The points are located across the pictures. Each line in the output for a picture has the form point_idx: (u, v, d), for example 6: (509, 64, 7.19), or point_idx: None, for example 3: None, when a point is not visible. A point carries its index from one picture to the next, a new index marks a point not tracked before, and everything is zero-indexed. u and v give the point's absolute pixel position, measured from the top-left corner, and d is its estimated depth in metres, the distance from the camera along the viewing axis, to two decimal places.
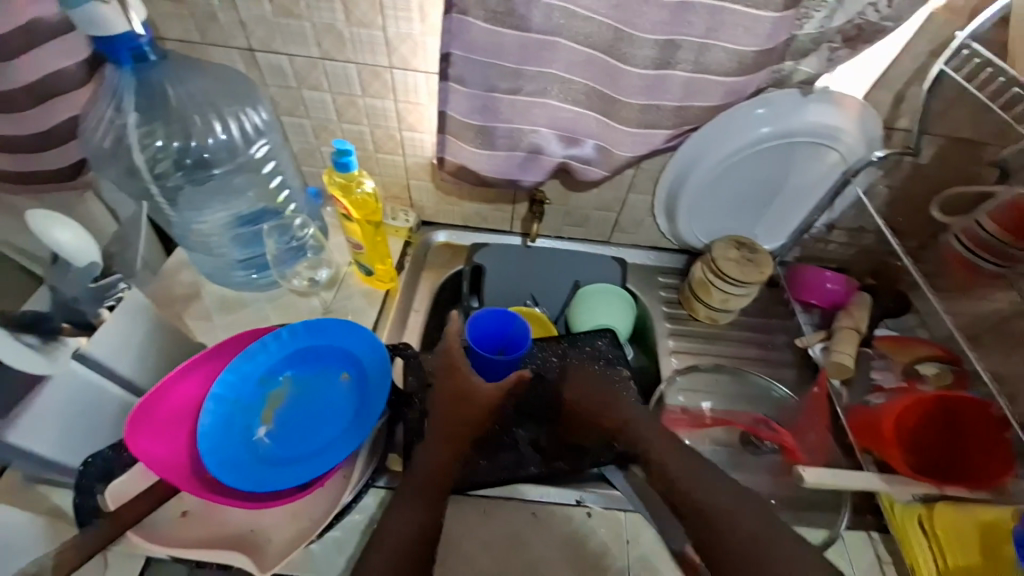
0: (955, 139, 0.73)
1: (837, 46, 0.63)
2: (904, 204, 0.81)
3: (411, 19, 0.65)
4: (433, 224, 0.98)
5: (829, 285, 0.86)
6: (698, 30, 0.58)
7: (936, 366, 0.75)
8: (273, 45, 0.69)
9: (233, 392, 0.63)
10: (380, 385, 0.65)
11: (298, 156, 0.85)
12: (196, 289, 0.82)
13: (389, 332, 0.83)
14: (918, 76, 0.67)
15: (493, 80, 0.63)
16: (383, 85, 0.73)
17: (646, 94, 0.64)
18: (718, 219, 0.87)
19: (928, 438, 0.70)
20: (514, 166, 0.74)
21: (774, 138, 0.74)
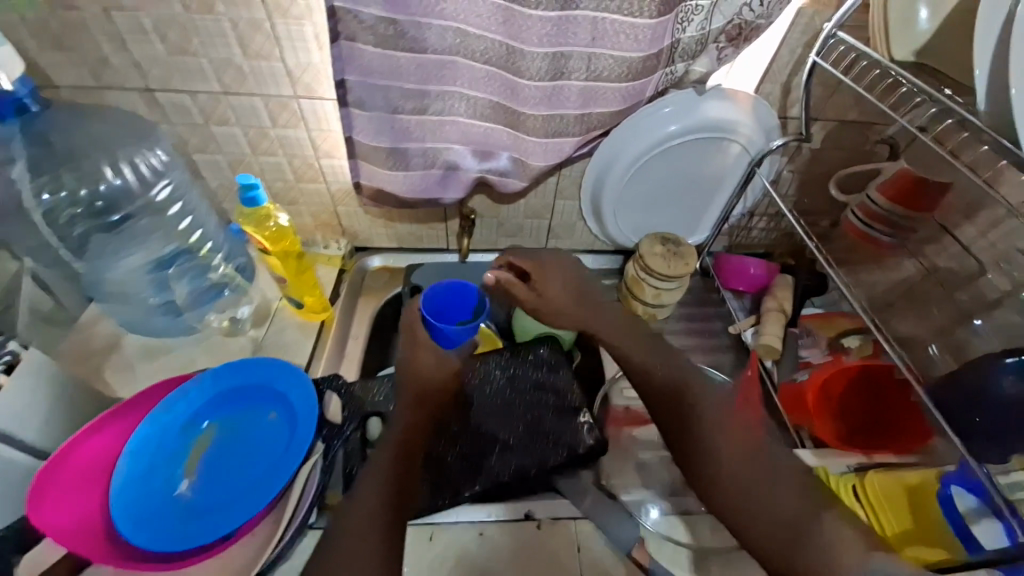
0: (842, 122, 0.78)
1: (722, 46, 0.67)
2: (809, 186, 0.87)
3: (308, 48, 0.65)
4: (367, 249, 0.97)
5: (753, 269, 0.89)
6: (583, 39, 0.61)
7: (858, 338, 0.80)
8: (172, 84, 0.68)
9: (150, 444, 0.60)
10: (308, 418, 0.63)
11: (218, 193, 0.83)
12: (115, 341, 0.78)
13: (325, 365, 0.80)
14: (800, 67, 0.72)
15: (396, 102, 0.64)
16: (292, 115, 0.73)
17: (547, 104, 0.67)
18: (644, 218, 0.90)
19: (850, 404, 0.73)
20: (433, 184, 0.75)
21: (682, 136, 0.77)
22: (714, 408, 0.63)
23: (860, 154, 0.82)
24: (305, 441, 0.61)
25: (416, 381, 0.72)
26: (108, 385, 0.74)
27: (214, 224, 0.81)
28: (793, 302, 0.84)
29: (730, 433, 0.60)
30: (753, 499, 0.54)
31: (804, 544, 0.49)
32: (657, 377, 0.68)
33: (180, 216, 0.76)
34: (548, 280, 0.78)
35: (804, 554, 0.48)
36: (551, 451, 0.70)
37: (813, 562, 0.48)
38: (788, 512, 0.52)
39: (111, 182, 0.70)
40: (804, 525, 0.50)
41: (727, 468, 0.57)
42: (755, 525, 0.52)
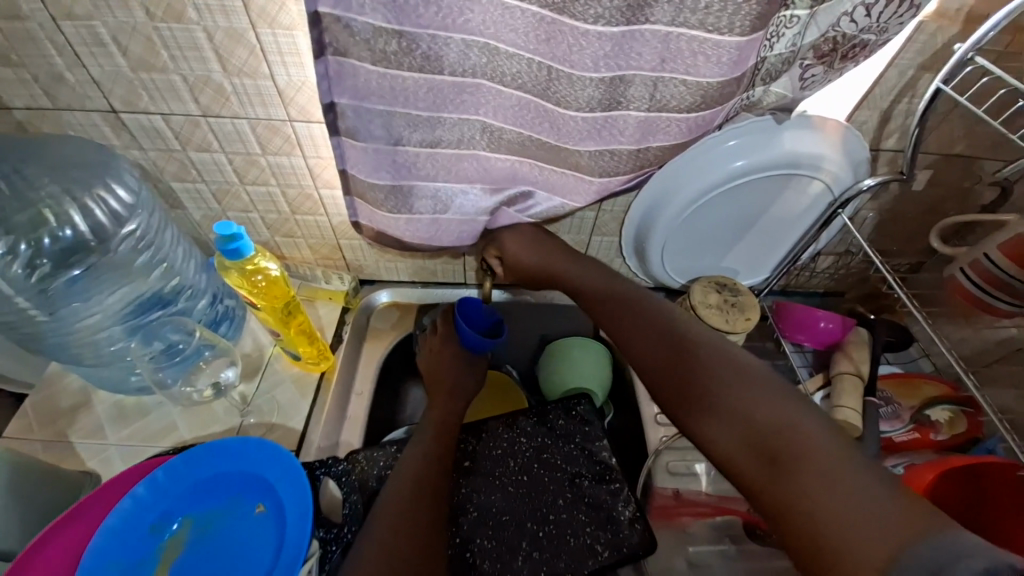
0: (946, 156, 0.65)
1: (809, 64, 0.54)
2: (892, 226, 0.74)
3: (303, 64, 0.53)
4: (375, 282, 0.85)
5: (823, 323, 0.77)
6: (650, 61, 0.47)
7: (947, 410, 0.68)
8: (140, 104, 0.57)
9: (114, 554, 0.51)
10: (298, 523, 0.53)
11: (201, 225, 0.72)
12: (85, 397, 0.68)
13: (322, 435, 0.69)
14: (908, 92, 0.59)
15: (399, 131, 0.51)
16: (285, 140, 0.61)
17: (595, 139, 0.54)
18: (695, 258, 0.78)
19: (954, 502, 0.57)
20: (443, 232, 0.63)
21: (751, 172, 0.64)
22: (756, 367, 0.48)
23: (957, 193, 0.69)
24: (295, 558, 0.51)
25: (441, 394, 0.70)
26: (75, 454, 0.64)
27: (195, 266, 0.70)
28: (871, 364, 0.72)
29: (754, 382, 0.46)
30: (759, 412, 0.44)
31: (801, 466, 0.39)
32: (685, 342, 0.53)
33: (151, 264, 0.65)
34: (574, 273, 0.67)
35: (795, 485, 0.38)
36: (588, 552, 0.62)
37: (811, 486, 0.38)
38: (775, 416, 0.42)
39: (58, 233, 0.60)
40: (804, 445, 0.40)
41: (748, 393, 0.45)
42: (765, 445, 0.42)
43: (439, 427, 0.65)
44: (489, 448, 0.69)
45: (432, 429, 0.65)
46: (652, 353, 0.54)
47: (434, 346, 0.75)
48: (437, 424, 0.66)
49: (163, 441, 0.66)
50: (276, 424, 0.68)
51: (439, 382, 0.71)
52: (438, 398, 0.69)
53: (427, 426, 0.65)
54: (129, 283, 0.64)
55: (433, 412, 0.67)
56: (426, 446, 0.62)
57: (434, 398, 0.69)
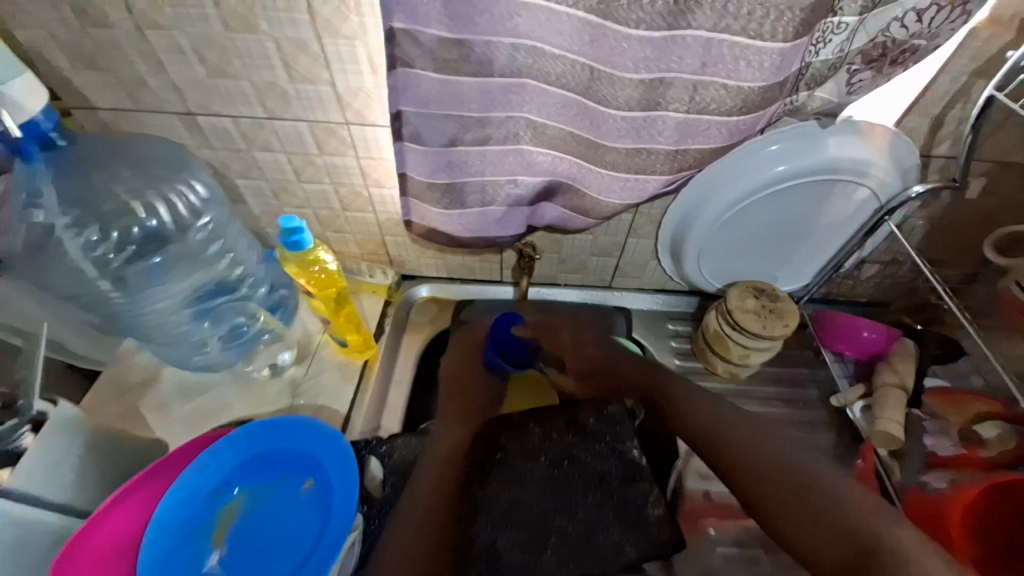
0: (1004, 164, 0.62)
1: (856, 68, 0.53)
2: (943, 236, 0.71)
3: (360, 71, 0.57)
4: (415, 278, 0.89)
5: (866, 332, 0.75)
6: (691, 65, 0.48)
7: (997, 428, 0.64)
8: (213, 107, 0.62)
9: (180, 513, 0.56)
10: (345, 499, 0.57)
11: (260, 219, 0.78)
12: (152, 375, 0.74)
13: (364, 421, 0.73)
14: (961, 97, 0.58)
15: (455, 133, 0.55)
16: (340, 142, 0.65)
17: (633, 138, 0.55)
18: (732, 262, 0.77)
19: (1000, 521, 0.56)
20: (491, 224, 0.66)
21: (792, 177, 0.64)
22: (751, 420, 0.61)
23: (1013, 202, 0.66)
24: (344, 526, 0.56)
25: (458, 420, 0.73)
26: (144, 425, 0.70)
27: (256, 256, 0.76)
28: (914, 376, 0.70)
29: (756, 435, 0.58)
30: (743, 444, 0.58)
31: (821, 508, 0.50)
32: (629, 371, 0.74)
33: (219, 254, 0.71)
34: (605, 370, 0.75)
35: (824, 519, 0.49)
36: (618, 549, 0.61)
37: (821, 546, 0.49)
38: (792, 459, 0.55)
39: (145, 223, 0.64)
40: (800, 475, 0.53)
41: (758, 437, 0.58)
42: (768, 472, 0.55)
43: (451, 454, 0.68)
44: (519, 443, 0.66)
45: (445, 456, 0.69)
46: (700, 401, 0.65)
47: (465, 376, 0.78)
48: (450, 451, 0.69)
49: (221, 418, 0.71)
50: (322, 407, 0.73)
51: (461, 405, 0.75)
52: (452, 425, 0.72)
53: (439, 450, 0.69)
54: (198, 271, 0.69)
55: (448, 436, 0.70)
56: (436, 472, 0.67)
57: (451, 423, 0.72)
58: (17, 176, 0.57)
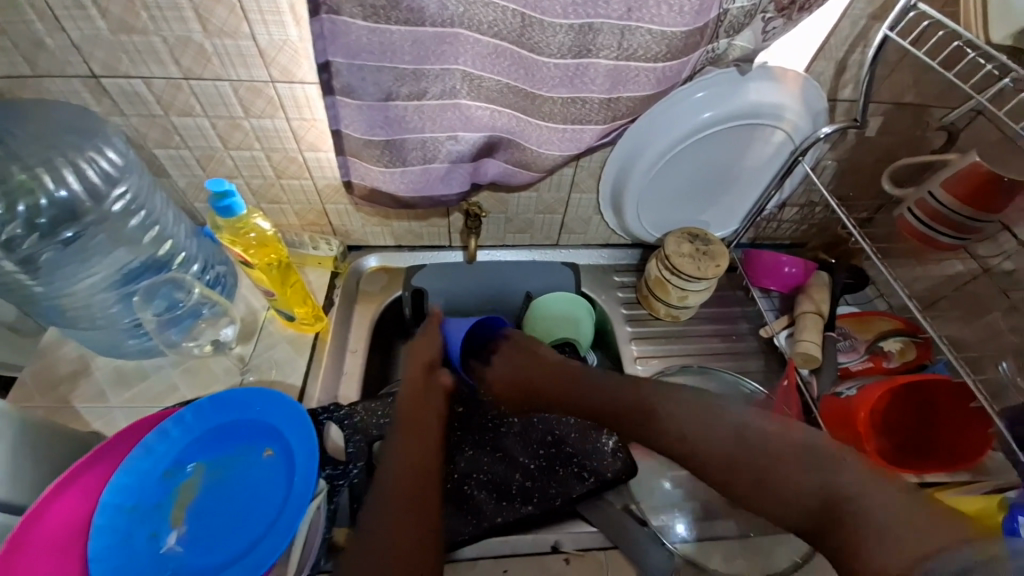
0: (898, 105, 0.69)
1: (771, 17, 0.56)
2: (852, 175, 0.79)
3: (283, 22, 0.54)
4: (362, 248, 0.88)
5: (788, 268, 0.82)
6: (616, 11, 0.50)
7: (899, 341, 0.74)
8: (120, 68, 0.57)
9: (132, 497, 0.55)
10: (307, 461, 0.57)
11: (187, 193, 0.73)
12: (83, 364, 0.70)
13: (321, 390, 0.72)
14: (859, 42, 0.63)
15: (389, 86, 0.53)
16: (268, 102, 0.62)
17: (567, 86, 0.56)
18: (667, 211, 0.82)
19: (900, 416, 0.65)
20: (434, 182, 0.65)
21: (716, 123, 0.68)
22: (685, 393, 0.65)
23: (909, 141, 0.73)
24: (308, 483, 0.56)
25: (414, 432, 0.64)
26: (80, 417, 0.66)
27: (185, 230, 0.72)
28: (831, 303, 0.78)
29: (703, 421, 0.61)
30: (692, 429, 0.61)
31: (779, 471, 0.55)
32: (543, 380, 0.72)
33: (143, 227, 0.67)
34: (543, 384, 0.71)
35: (811, 476, 0.53)
36: (575, 479, 0.67)
37: (793, 477, 0.54)
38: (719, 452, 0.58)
39: (53, 193, 0.61)
40: (776, 470, 0.55)
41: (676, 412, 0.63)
42: (725, 457, 0.58)
43: (414, 470, 0.60)
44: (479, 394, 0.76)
45: (407, 474, 0.59)
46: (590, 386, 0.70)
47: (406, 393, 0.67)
48: (409, 467, 0.60)
49: (165, 402, 0.68)
50: (275, 381, 0.71)
51: (414, 420, 0.65)
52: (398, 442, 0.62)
53: (392, 470, 0.60)
54: (118, 249, 0.66)
55: (400, 454, 0.61)
56: (395, 502, 0.56)
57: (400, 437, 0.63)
58: None
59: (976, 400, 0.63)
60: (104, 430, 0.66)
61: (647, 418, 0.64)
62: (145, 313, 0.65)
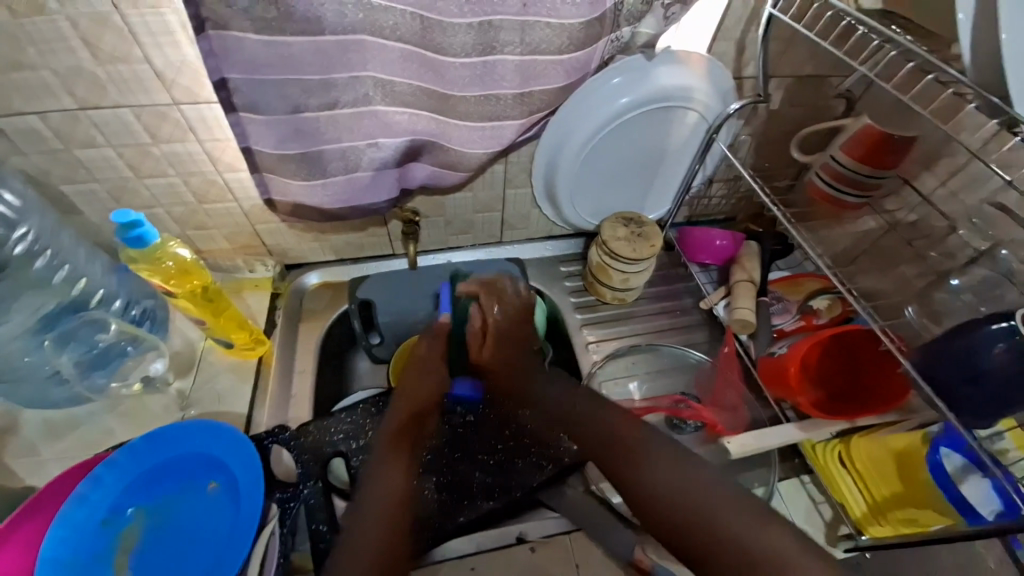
0: (798, 78, 0.73)
1: (669, 4, 0.57)
2: (768, 147, 0.83)
3: (178, 43, 0.52)
4: (302, 266, 0.86)
5: (719, 241, 0.86)
6: (514, 7, 0.51)
7: (826, 299, 0.78)
8: (8, 104, 0.54)
9: (68, 549, 0.52)
10: (252, 488, 0.56)
11: (104, 228, 0.70)
12: (7, 421, 0.65)
13: (270, 415, 0.70)
14: (753, 21, 0.67)
15: (297, 99, 0.52)
16: (176, 126, 0.60)
17: (479, 85, 0.57)
18: (601, 197, 0.84)
19: (828, 367, 0.69)
20: (361, 191, 0.65)
21: (633, 108, 0.70)
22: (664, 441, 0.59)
23: (814, 111, 0.78)
24: (255, 508, 0.55)
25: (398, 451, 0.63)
26: (9, 474, 0.62)
27: (102, 266, 0.68)
28: (762, 270, 0.82)
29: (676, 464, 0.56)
30: (670, 480, 0.55)
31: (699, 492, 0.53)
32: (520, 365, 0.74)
33: (51, 268, 0.63)
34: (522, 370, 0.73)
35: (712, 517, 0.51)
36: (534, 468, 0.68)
37: (695, 519, 0.51)
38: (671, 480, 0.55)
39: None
40: (712, 516, 0.51)
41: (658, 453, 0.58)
42: (683, 518, 0.52)
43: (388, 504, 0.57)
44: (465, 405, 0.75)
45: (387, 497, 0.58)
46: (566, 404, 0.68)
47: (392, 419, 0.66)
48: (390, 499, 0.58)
49: (103, 448, 0.65)
50: (220, 412, 0.68)
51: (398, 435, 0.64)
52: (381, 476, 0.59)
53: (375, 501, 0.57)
54: (26, 295, 0.62)
55: (388, 476, 0.60)
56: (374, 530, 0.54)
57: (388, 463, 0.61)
58: None
59: (881, 342, 0.66)
60: (37, 486, 0.62)
61: (631, 460, 0.58)
62: None
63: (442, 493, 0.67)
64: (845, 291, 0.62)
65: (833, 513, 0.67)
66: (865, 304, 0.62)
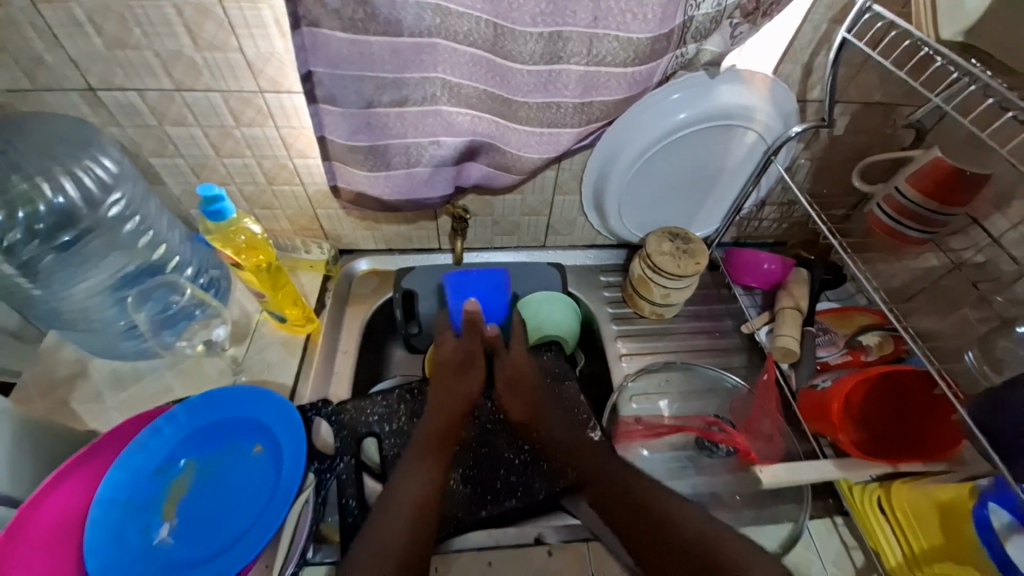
0: (866, 104, 0.71)
1: (737, 22, 0.57)
2: (827, 174, 0.81)
3: (269, 36, 0.57)
4: (354, 252, 0.90)
5: (767, 265, 0.85)
6: (584, 19, 0.52)
7: (877, 335, 0.76)
8: (116, 81, 0.60)
9: (125, 490, 0.57)
10: (294, 454, 0.60)
11: (182, 200, 0.76)
12: (82, 367, 0.72)
13: (312, 389, 0.74)
14: (824, 45, 0.66)
15: (370, 94, 0.56)
16: (257, 112, 0.65)
17: (542, 92, 0.59)
18: (649, 210, 0.84)
19: (871, 406, 0.67)
20: (418, 185, 0.68)
21: (690, 125, 0.70)
22: None
23: (881, 140, 0.75)
24: (295, 476, 0.58)
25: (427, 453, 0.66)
26: (77, 416, 0.68)
27: (179, 235, 0.75)
28: (810, 299, 0.80)
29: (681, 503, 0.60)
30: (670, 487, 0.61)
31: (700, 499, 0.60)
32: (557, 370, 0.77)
33: (137, 233, 0.70)
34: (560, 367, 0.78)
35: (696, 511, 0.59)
36: (555, 475, 0.67)
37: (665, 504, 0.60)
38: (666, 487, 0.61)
39: (52, 200, 0.63)
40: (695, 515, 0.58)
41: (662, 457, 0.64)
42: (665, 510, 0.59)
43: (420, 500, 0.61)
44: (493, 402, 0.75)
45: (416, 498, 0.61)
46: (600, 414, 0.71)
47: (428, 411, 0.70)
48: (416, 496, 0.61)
49: (160, 402, 0.70)
50: (267, 381, 0.73)
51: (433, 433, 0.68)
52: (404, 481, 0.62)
53: (404, 499, 0.60)
54: (114, 254, 0.69)
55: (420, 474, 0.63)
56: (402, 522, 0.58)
57: (421, 463, 0.64)
58: None
59: (937, 386, 0.64)
60: (101, 429, 0.68)
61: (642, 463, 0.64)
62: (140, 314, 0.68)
63: (462, 484, 0.67)
64: (899, 328, 0.60)
65: (866, 560, 0.64)
66: (920, 341, 0.60)
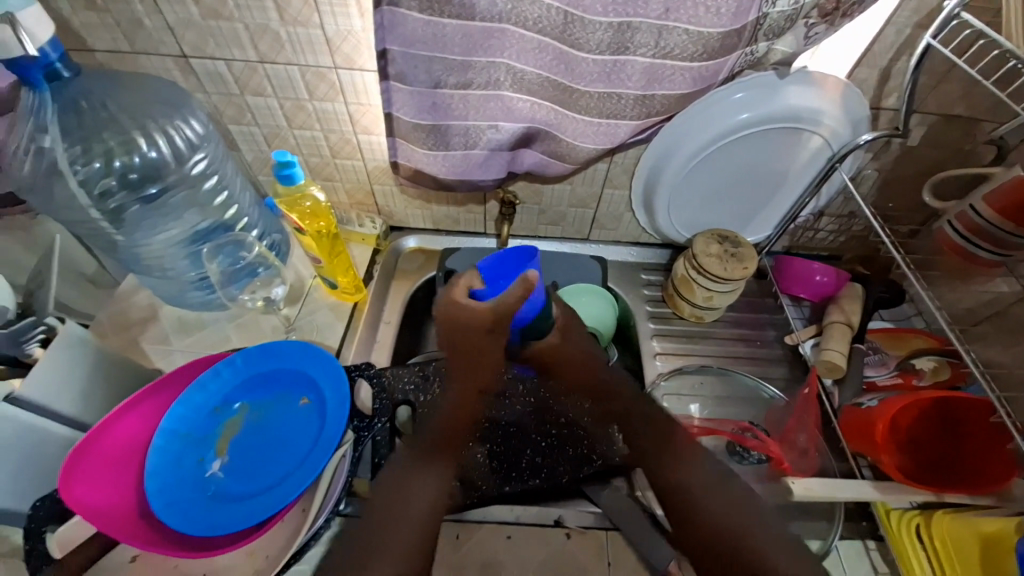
0: (946, 116, 0.68)
1: (813, 22, 0.56)
2: (894, 188, 0.77)
3: (349, 14, 0.60)
4: (403, 230, 0.94)
5: (819, 277, 0.82)
6: (655, 10, 0.53)
7: (932, 360, 0.72)
8: (207, 50, 0.65)
9: (185, 424, 0.62)
10: (337, 410, 0.63)
11: (253, 166, 0.82)
12: (153, 311, 0.79)
13: (355, 354, 0.78)
14: (906, 50, 0.63)
15: (437, 74, 0.58)
16: (330, 87, 0.68)
17: (604, 82, 0.59)
18: (699, 211, 0.83)
19: (919, 432, 0.64)
20: (473, 167, 0.70)
21: (751, 126, 0.69)
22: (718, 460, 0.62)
23: (958, 155, 0.71)
24: (336, 430, 0.62)
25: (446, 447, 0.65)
26: (146, 355, 0.75)
27: (249, 198, 0.80)
28: (862, 316, 0.77)
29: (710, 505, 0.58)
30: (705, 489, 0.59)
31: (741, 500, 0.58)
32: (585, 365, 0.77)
33: (214, 192, 0.75)
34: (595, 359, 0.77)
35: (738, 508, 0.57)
36: (581, 462, 0.70)
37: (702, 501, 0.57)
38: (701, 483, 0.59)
39: (146, 153, 0.68)
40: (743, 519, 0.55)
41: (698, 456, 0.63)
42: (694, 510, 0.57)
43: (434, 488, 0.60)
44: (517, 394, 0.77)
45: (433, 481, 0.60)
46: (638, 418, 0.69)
47: (452, 397, 0.70)
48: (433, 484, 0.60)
49: (219, 350, 0.76)
50: (315, 342, 0.78)
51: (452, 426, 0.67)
52: (422, 472, 0.61)
53: (421, 487, 0.59)
54: (192, 210, 0.75)
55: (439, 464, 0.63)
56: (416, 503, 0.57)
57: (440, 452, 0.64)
58: (26, 103, 0.60)
59: (995, 414, 0.60)
60: (165, 369, 0.74)
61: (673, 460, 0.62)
62: (213, 266, 0.73)
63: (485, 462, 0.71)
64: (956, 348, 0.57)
65: None
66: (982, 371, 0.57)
